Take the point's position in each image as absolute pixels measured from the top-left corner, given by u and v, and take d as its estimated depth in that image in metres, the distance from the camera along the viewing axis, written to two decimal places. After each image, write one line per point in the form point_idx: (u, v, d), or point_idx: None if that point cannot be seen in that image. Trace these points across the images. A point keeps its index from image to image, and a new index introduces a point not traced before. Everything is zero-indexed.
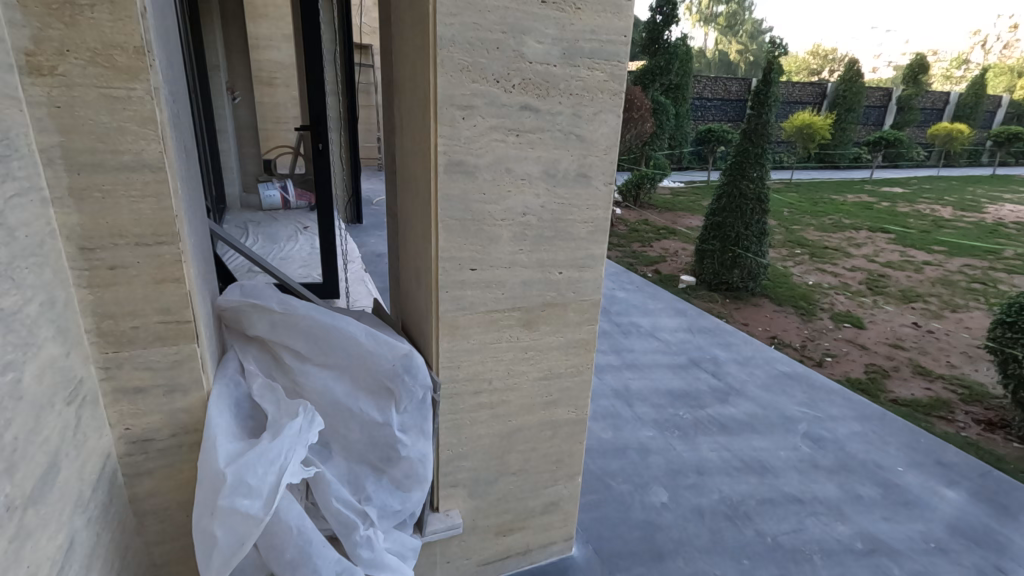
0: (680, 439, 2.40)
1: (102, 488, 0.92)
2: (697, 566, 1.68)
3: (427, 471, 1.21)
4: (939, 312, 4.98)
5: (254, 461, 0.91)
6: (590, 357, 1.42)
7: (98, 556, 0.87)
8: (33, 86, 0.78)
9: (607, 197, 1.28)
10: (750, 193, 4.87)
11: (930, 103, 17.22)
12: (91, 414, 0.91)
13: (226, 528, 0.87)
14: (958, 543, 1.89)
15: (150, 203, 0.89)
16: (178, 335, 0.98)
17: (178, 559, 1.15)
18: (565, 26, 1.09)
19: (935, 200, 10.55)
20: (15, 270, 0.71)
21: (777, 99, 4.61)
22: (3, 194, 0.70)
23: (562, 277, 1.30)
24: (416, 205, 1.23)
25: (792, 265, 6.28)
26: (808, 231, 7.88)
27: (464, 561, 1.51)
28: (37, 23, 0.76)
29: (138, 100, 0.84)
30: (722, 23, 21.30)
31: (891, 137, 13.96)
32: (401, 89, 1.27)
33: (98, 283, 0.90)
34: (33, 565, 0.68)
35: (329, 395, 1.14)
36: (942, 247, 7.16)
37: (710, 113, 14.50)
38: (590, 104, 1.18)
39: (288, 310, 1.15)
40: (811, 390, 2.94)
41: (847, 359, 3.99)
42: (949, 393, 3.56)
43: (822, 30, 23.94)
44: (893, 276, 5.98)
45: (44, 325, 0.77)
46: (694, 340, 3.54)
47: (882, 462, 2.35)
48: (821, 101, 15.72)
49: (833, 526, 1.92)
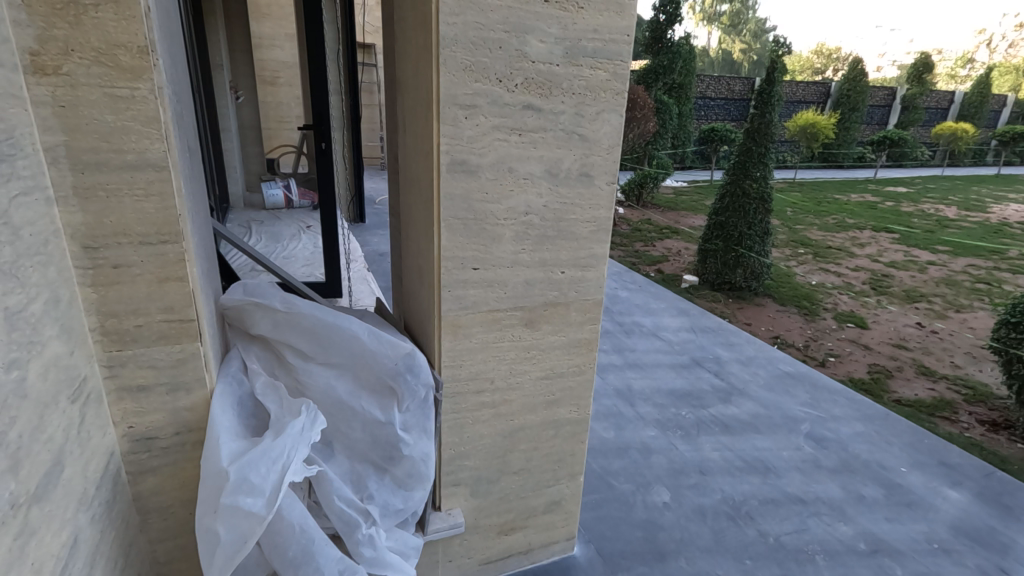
0: (683, 439, 2.40)
1: (106, 486, 0.93)
2: (699, 566, 1.68)
3: (429, 470, 1.21)
4: (943, 313, 4.97)
5: (257, 460, 0.91)
6: (592, 357, 1.42)
7: (102, 554, 0.88)
8: (38, 85, 0.79)
9: (610, 196, 1.28)
10: (753, 192, 4.86)
11: (935, 103, 17.16)
12: (95, 412, 0.91)
13: (229, 526, 0.87)
14: (961, 543, 1.89)
15: (154, 202, 0.89)
16: (182, 334, 0.98)
17: (181, 558, 1.15)
18: (568, 26, 1.09)
19: (939, 200, 10.51)
20: (20, 269, 0.71)
21: (781, 98, 4.59)
22: (8, 193, 0.70)
23: (564, 276, 1.30)
24: (419, 205, 1.23)
25: (795, 265, 6.27)
26: (812, 231, 7.86)
27: (466, 560, 1.51)
28: (41, 22, 0.77)
29: (141, 99, 0.84)
30: (725, 22, 21.28)
31: (895, 136, 13.91)
32: (404, 89, 1.27)
33: (102, 282, 0.90)
34: (37, 562, 0.68)
35: (332, 394, 1.15)
36: (946, 247, 7.13)
37: (713, 112, 14.49)
38: (593, 104, 1.17)
39: (290, 309, 1.15)
40: (814, 390, 2.93)
41: (851, 359, 3.98)
42: (953, 393, 3.55)
43: (826, 29, 23.85)
44: (897, 276, 5.97)
45: (49, 324, 0.78)
46: (696, 340, 3.54)
47: (885, 462, 2.35)
48: (825, 100, 15.69)
49: (836, 527, 1.92)
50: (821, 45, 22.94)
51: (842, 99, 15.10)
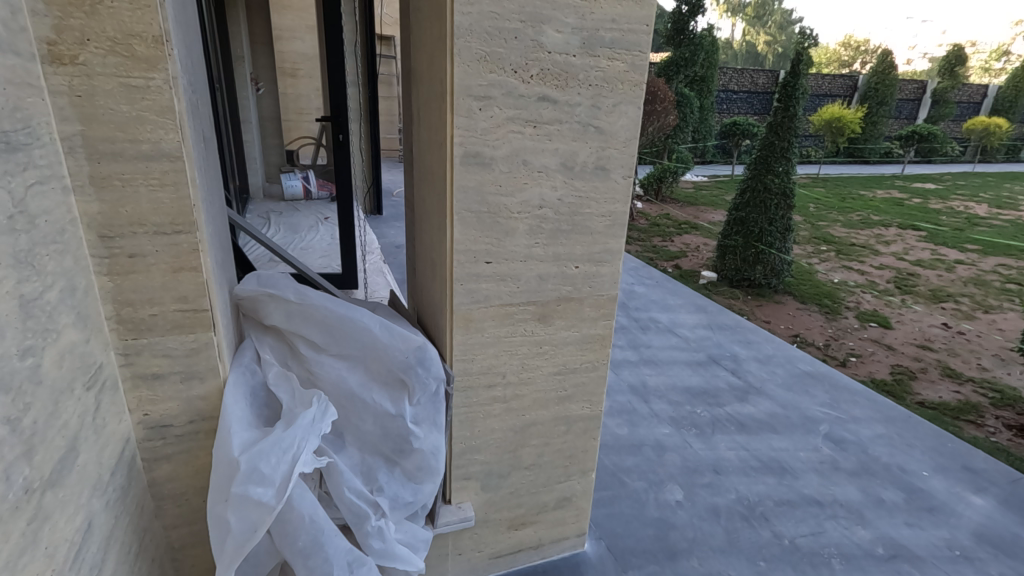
0: (698, 437, 2.37)
1: (121, 472, 0.94)
2: (711, 566, 1.66)
3: (439, 464, 1.20)
4: (970, 313, 4.84)
5: (268, 450, 0.92)
6: (605, 352, 1.41)
7: (116, 539, 0.89)
8: (54, 75, 0.79)
9: (627, 190, 1.25)
10: (775, 188, 4.76)
11: (968, 97, 16.62)
12: (110, 399, 0.92)
13: (239, 515, 0.88)
14: (984, 551, 1.84)
15: (168, 191, 0.89)
16: (196, 323, 0.99)
17: (194, 544, 1.17)
18: (585, 15, 1.06)
19: (969, 197, 10.21)
20: (36, 257, 0.72)
21: (807, 91, 4.42)
22: (25, 182, 0.71)
23: (579, 271, 1.29)
24: (432, 199, 1.23)
25: (817, 262, 6.14)
26: (835, 228, 7.68)
27: (476, 554, 1.51)
28: (58, 13, 0.77)
29: (156, 89, 0.84)
30: (750, 13, 20.93)
31: (925, 131, 13.54)
32: (419, 79, 1.26)
33: (117, 271, 0.91)
34: (50, 547, 0.69)
35: (343, 386, 1.15)
36: (976, 246, 6.93)
37: (736, 106, 14.26)
38: (610, 96, 1.15)
39: (303, 301, 1.16)
40: (834, 390, 2.87)
41: (872, 359, 3.90)
42: (979, 396, 3.45)
43: (856, 20, 23.16)
44: (924, 275, 5.81)
45: (65, 312, 0.79)
46: (713, 337, 3.49)
47: (906, 466, 2.29)
48: (852, 93, 15.29)
49: (853, 530, 1.88)
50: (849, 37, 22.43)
51: (870, 93, 14.62)
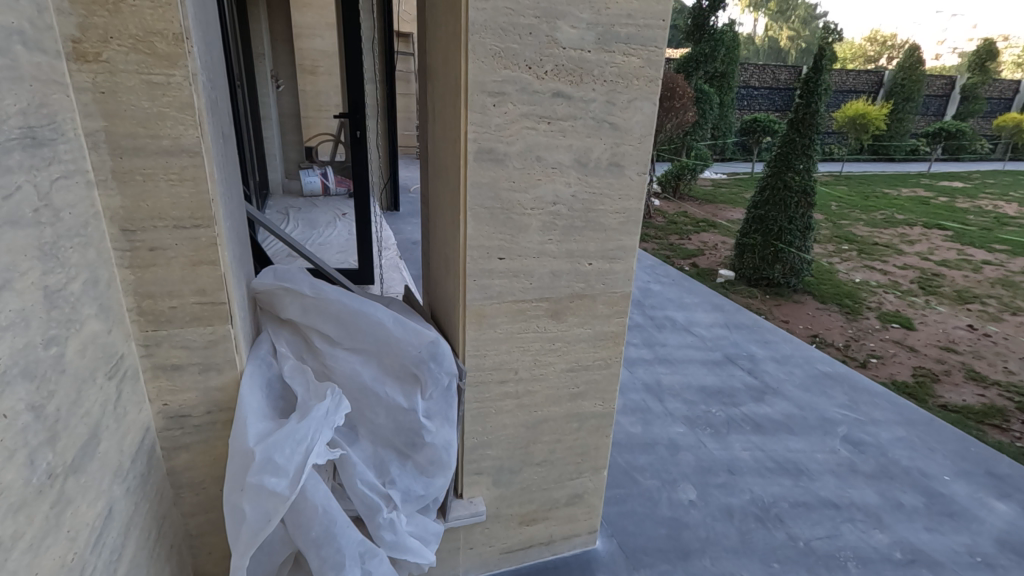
0: (712, 437, 2.35)
1: (141, 459, 0.97)
2: (723, 567, 1.65)
3: (451, 459, 1.21)
4: (997, 315, 4.71)
5: (282, 441, 0.94)
6: (618, 350, 1.40)
7: (136, 525, 0.92)
8: (78, 72, 0.81)
9: (641, 186, 1.25)
10: (795, 186, 4.68)
11: (998, 94, 16.17)
12: (131, 388, 0.95)
13: (254, 504, 0.89)
14: (1007, 558, 1.79)
15: (188, 186, 0.91)
16: (214, 316, 1.01)
17: (211, 531, 1.20)
18: (599, 11, 1.06)
19: (1000, 196, 9.92)
20: (61, 250, 0.74)
21: (830, 86, 4.32)
22: (50, 176, 0.73)
23: (591, 268, 1.28)
24: (446, 194, 1.24)
25: (838, 262, 6.04)
26: (857, 227, 7.52)
27: (486, 549, 1.52)
28: (82, 11, 0.79)
29: (176, 86, 0.86)
30: (772, 8, 20.67)
31: (952, 128, 13.23)
32: (434, 75, 1.26)
33: (138, 264, 0.93)
34: (73, 530, 0.71)
35: (357, 379, 1.16)
36: (1005, 246, 6.75)
37: (757, 102, 14.06)
38: (624, 92, 1.14)
39: (319, 295, 1.18)
40: (854, 391, 2.82)
41: (894, 360, 3.82)
42: (1005, 400, 3.35)
43: (881, 15, 22.74)
44: (949, 276, 5.67)
45: (88, 303, 0.81)
46: (730, 336, 3.44)
47: (927, 470, 2.24)
48: (877, 89, 14.96)
49: (870, 534, 1.85)
50: (875, 32, 21.81)
51: (896, 89, 14.31)
